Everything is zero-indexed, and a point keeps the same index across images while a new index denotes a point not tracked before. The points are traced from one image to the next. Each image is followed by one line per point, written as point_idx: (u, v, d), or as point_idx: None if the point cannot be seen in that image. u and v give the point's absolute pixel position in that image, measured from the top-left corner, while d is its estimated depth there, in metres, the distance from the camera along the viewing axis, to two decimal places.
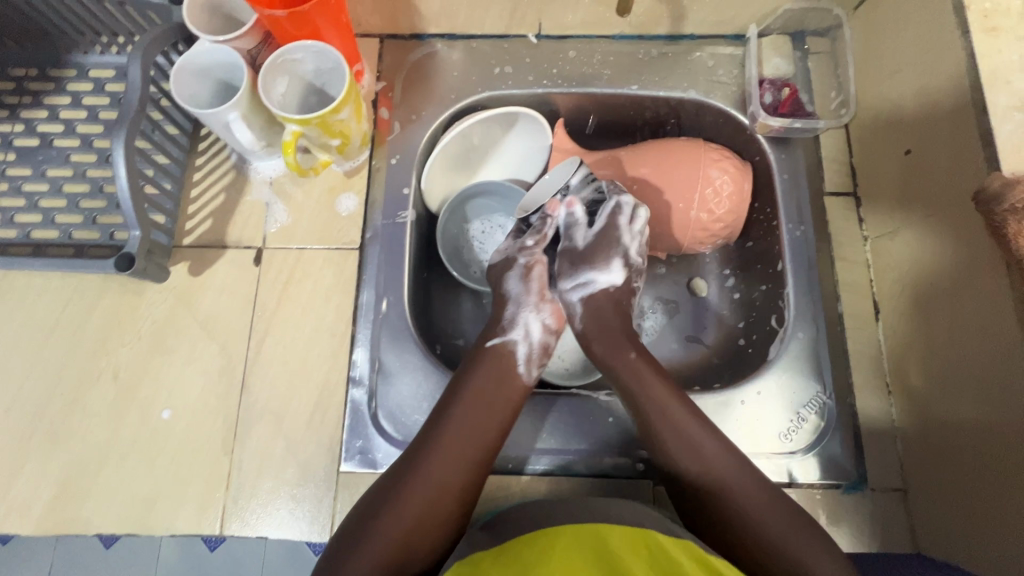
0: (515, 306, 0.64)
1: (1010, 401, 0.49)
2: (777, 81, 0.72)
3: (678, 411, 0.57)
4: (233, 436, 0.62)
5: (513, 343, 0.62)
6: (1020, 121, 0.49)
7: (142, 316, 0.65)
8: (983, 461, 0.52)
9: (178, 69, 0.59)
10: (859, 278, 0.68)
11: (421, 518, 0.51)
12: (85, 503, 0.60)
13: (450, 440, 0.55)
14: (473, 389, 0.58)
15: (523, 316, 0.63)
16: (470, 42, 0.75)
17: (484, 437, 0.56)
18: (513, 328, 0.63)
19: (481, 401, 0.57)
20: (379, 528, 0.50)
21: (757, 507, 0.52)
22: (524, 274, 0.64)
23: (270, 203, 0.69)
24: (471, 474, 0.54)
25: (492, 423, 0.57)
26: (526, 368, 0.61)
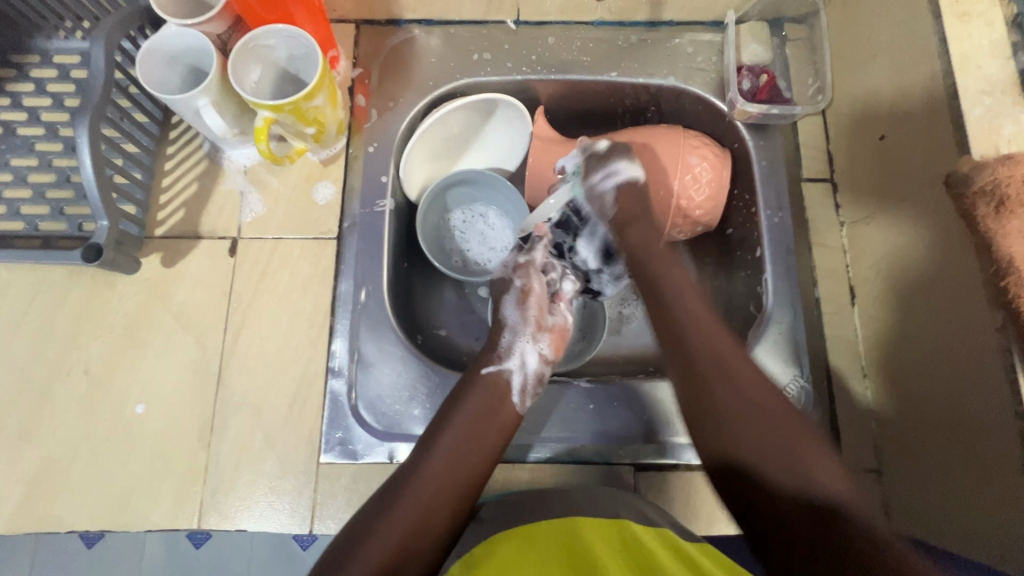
0: (512, 334, 0.64)
1: (977, 383, 0.50)
2: (756, 67, 0.72)
3: (720, 343, 0.56)
4: (210, 430, 0.61)
5: (508, 372, 0.61)
6: (989, 105, 0.50)
7: (114, 309, 0.63)
8: (952, 442, 0.53)
9: (145, 54, 0.58)
10: (835, 264, 0.68)
11: (429, 510, 0.50)
12: (58, 500, 0.59)
13: (453, 441, 0.55)
14: (472, 399, 0.58)
15: (520, 344, 0.63)
16: (448, 28, 0.74)
17: (486, 441, 0.56)
18: (509, 357, 0.62)
19: (483, 406, 0.58)
20: (393, 513, 0.49)
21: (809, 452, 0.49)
22: (521, 299, 0.66)
23: (244, 192, 0.67)
24: (476, 473, 0.54)
25: (488, 443, 0.56)
26: (520, 399, 0.61)
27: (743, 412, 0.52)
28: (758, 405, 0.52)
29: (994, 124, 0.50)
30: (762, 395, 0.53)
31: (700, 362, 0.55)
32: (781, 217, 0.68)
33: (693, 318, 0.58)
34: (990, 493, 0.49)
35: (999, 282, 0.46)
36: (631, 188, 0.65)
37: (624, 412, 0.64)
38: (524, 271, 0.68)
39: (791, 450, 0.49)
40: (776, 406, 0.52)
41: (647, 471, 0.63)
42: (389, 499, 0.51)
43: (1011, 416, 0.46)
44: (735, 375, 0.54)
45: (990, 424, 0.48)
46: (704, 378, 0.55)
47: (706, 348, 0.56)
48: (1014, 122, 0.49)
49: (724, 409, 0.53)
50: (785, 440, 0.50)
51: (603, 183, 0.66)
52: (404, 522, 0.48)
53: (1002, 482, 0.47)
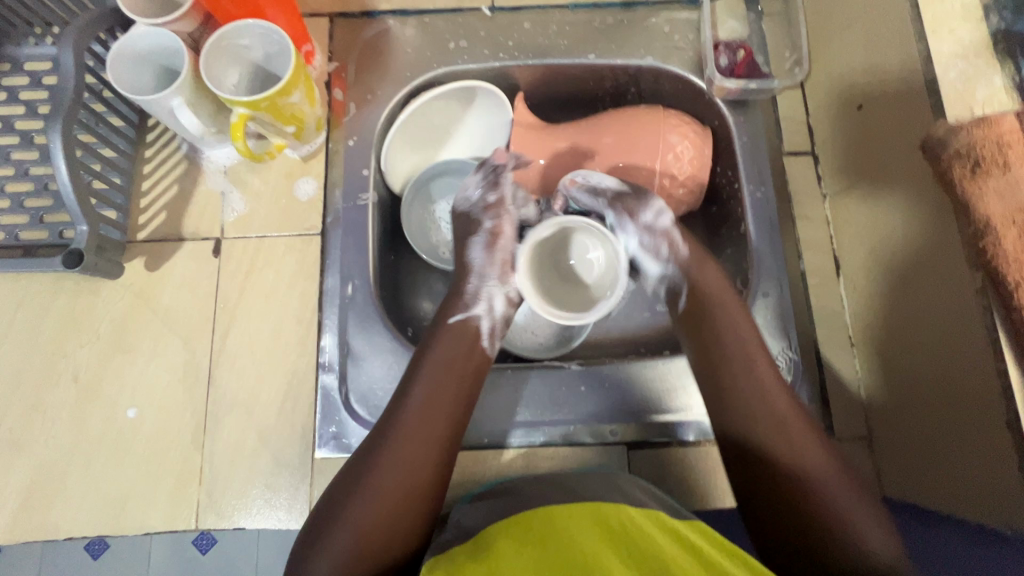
0: (478, 279, 0.62)
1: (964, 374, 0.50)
2: (732, 43, 0.71)
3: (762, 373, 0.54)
4: (203, 430, 0.61)
5: (475, 319, 0.60)
6: (963, 69, 0.51)
7: (100, 315, 0.63)
8: (945, 429, 0.53)
9: (114, 55, 0.57)
10: (820, 236, 0.69)
11: (392, 496, 0.50)
12: (53, 508, 0.59)
13: (428, 395, 0.55)
14: (423, 377, 0.56)
15: (487, 289, 0.61)
16: (422, 17, 0.73)
17: (438, 416, 0.54)
18: (476, 303, 0.61)
19: (439, 376, 0.56)
20: (354, 507, 0.49)
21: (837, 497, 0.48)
22: (489, 242, 0.63)
23: (225, 192, 0.67)
24: (437, 445, 0.53)
25: (443, 416, 0.54)
26: (489, 342, 0.60)
27: (773, 431, 0.51)
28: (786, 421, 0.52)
29: (967, 88, 0.50)
30: (816, 456, 0.50)
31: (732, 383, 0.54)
32: (763, 192, 0.68)
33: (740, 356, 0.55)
34: (978, 452, 0.49)
35: (978, 243, 0.47)
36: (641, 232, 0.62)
37: (616, 392, 0.64)
38: (496, 210, 0.64)
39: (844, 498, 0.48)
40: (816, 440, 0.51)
41: (642, 450, 0.64)
42: (368, 460, 0.52)
43: (992, 374, 0.47)
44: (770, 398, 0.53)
45: (980, 410, 0.48)
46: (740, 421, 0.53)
47: (762, 407, 0.53)
48: (987, 85, 0.50)
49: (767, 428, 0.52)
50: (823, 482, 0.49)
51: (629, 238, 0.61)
52: (366, 517, 0.48)
53: (983, 442, 0.48)
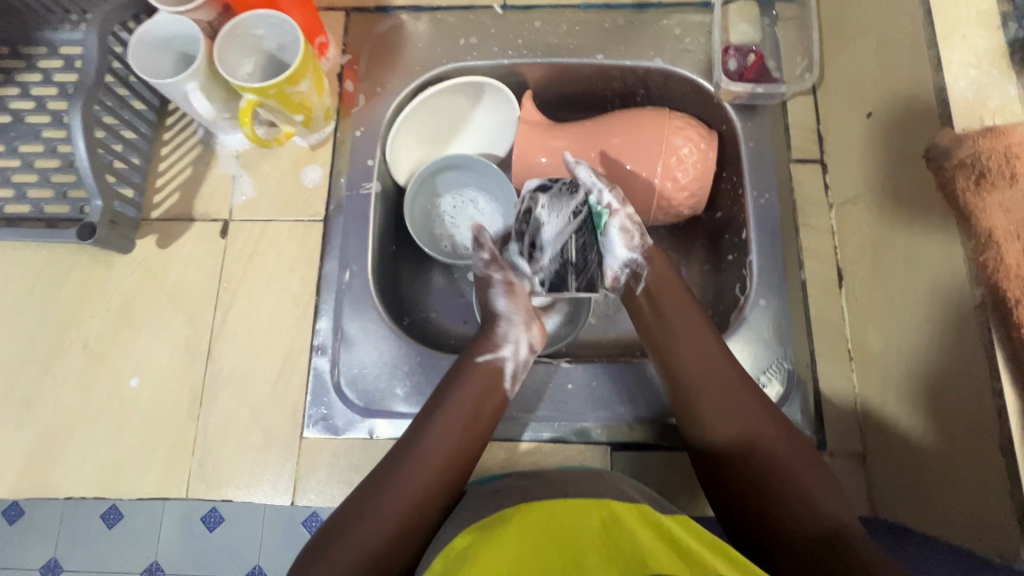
0: (506, 323, 0.63)
1: (952, 384, 0.49)
2: (743, 47, 0.70)
3: (724, 370, 0.57)
4: (199, 403, 0.63)
5: (502, 360, 0.61)
6: (975, 77, 0.49)
7: (111, 288, 0.66)
8: (939, 449, 0.51)
9: (137, 40, 0.60)
10: (823, 245, 0.67)
11: (414, 511, 0.51)
12: (57, 467, 0.62)
13: (451, 432, 0.56)
14: (461, 395, 0.58)
15: (514, 332, 0.63)
16: (435, 13, 0.75)
17: (469, 440, 0.56)
18: (503, 345, 0.62)
19: (476, 397, 0.58)
20: (369, 515, 0.50)
21: (785, 468, 0.52)
22: (509, 291, 0.65)
23: (235, 176, 0.70)
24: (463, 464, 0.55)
25: (472, 438, 0.56)
26: (510, 384, 0.61)
27: (717, 402, 0.56)
28: (736, 393, 0.56)
29: (979, 96, 0.49)
30: (768, 431, 0.54)
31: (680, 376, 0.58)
32: (767, 199, 0.67)
33: (689, 339, 0.59)
34: (968, 475, 0.47)
35: (979, 257, 0.46)
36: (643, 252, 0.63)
37: (603, 392, 0.64)
38: (500, 264, 0.67)
39: (787, 464, 0.52)
40: (776, 432, 0.54)
41: (626, 452, 0.63)
42: (380, 489, 0.52)
43: (987, 394, 0.45)
44: (729, 393, 0.56)
45: (966, 422, 0.47)
46: (700, 418, 0.56)
47: (716, 385, 0.57)
48: (1000, 95, 0.48)
49: (725, 421, 0.55)
50: (778, 466, 0.52)
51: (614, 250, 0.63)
52: (385, 527, 0.50)
53: (973, 467, 0.47)
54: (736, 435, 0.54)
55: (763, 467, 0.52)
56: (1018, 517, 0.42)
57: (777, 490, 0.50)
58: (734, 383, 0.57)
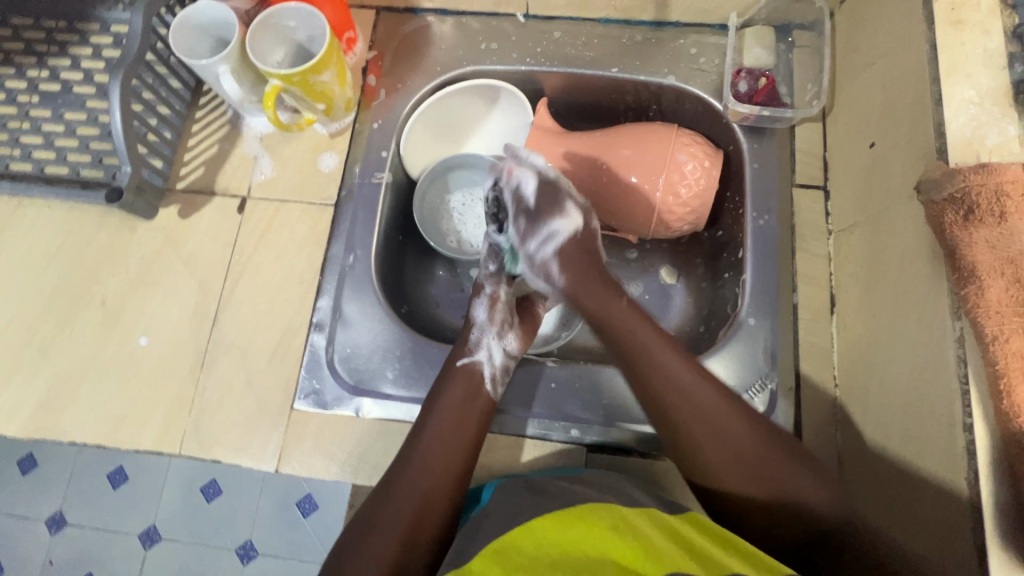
0: (480, 331, 0.65)
1: (927, 416, 0.49)
2: (755, 71, 0.71)
3: (699, 398, 0.54)
4: (201, 366, 0.66)
5: (478, 363, 0.63)
6: (974, 116, 0.50)
7: (133, 251, 0.70)
8: (910, 482, 0.50)
9: (178, 22, 0.64)
10: (819, 271, 0.67)
11: (417, 529, 0.53)
12: (66, 413, 0.66)
13: (438, 442, 0.57)
14: (439, 420, 0.58)
15: (488, 339, 0.64)
16: (461, 18, 0.78)
17: (455, 457, 0.57)
18: (478, 349, 0.64)
19: (456, 418, 0.59)
20: (375, 539, 0.52)
21: (770, 473, 0.52)
22: (490, 304, 0.66)
23: (257, 157, 0.73)
24: (453, 482, 0.56)
25: (457, 458, 0.57)
26: (491, 387, 0.62)
27: (695, 414, 0.54)
28: (706, 402, 0.54)
29: (977, 135, 0.50)
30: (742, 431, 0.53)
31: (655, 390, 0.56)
32: (766, 220, 0.68)
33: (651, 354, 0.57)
34: (934, 509, 0.47)
35: (961, 291, 0.46)
36: (572, 243, 0.63)
37: (587, 395, 0.65)
38: (497, 278, 0.67)
39: (770, 468, 0.52)
40: (761, 438, 0.53)
41: (599, 454, 0.65)
42: (393, 487, 0.55)
43: (958, 428, 0.45)
44: (706, 415, 0.54)
45: (937, 455, 0.47)
46: (689, 441, 0.54)
47: (689, 406, 0.54)
48: (999, 133, 0.49)
49: (713, 442, 0.53)
50: (771, 474, 0.52)
51: (542, 250, 0.63)
52: (393, 546, 0.51)
53: (937, 498, 0.47)
54: (717, 446, 0.53)
55: (747, 475, 0.52)
56: (976, 552, 0.42)
57: (763, 492, 0.52)
58: (702, 388, 0.55)
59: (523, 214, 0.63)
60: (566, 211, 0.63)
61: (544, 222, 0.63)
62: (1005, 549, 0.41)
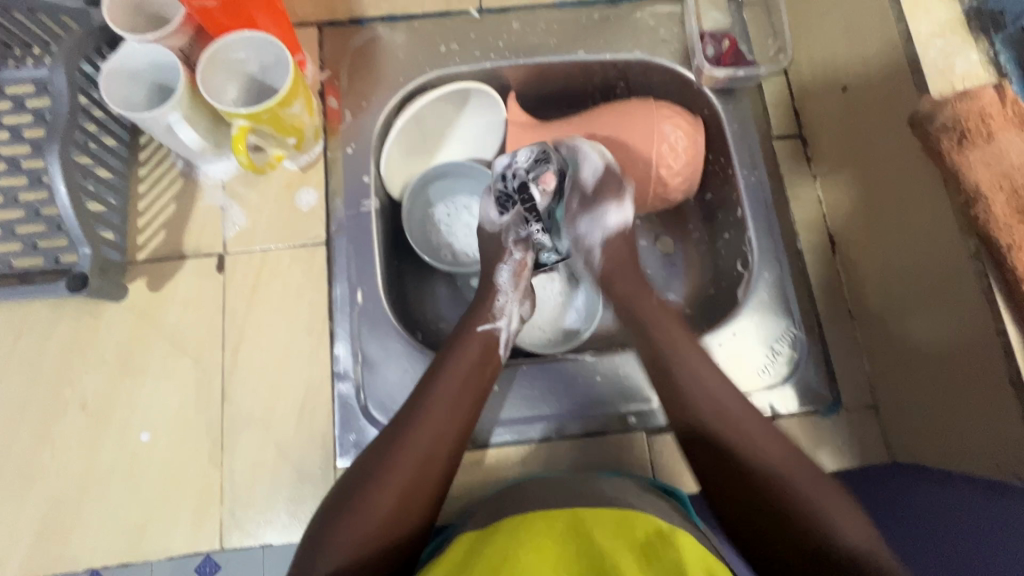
0: (504, 297, 0.65)
1: (957, 330, 0.53)
2: (717, 33, 0.73)
3: (721, 397, 0.56)
4: (220, 449, 0.60)
5: (499, 330, 0.63)
6: (941, 47, 0.54)
7: (104, 340, 0.62)
8: (952, 390, 0.55)
9: (106, 73, 0.56)
10: (812, 215, 0.71)
11: (410, 491, 0.51)
12: (70, 540, 0.57)
13: (451, 394, 0.56)
14: (446, 375, 0.57)
15: (510, 305, 0.65)
16: (412, 22, 0.74)
17: (459, 414, 0.56)
18: (501, 316, 0.64)
19: (463, 374, 0.58)
20: (365, 506, 0.49)
21: (791, 485, 0.50)
22: (517, 270, 0.67)
23: (225, 207, 0.66)
24: (455, 440, 0.55)
25: (462, 415, 0.56)
26: (506, 351, 0.63)
27: (719, 423, 0.54)
28: (728, 413, 0.55)
29: (947, 65, 0.53)
30: (771, 451, 0.52)
31: (681, 384, 0.57)
32: (756, 176, 0.70)
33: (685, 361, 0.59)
34: (984, 410, 0.51)
35: (969, 211, 0.50)
36: (618, 237, 0.69)
37: (629, 382, 0.66)
38: (525, 245, 0.68)
39: (799, 486, 0.50)
40: (792, 459, 0.52)
41: (657, 436, 0.65)
42: (393, 442, 0.53)
43: (992, 333, 0.49)
44: (716, 399, 0.56)
45: (975, 362, 0.51)
46: (710, 445, 0.54)
47: (700, 391, 0.57)
48: (965, 61, 0.53)
49: (742, 435, 0.53)
50: (799, 488, 0.49)
51: (590, 235, 0.69)
52: (379, 513, 0.49)
53: (987, 399, 0.50)
54: (742, 455, 0.52)
55: (775, 489, 0.50)
56: None
57: (788, 512, 0.49)
58: (726, 395, 0.56)
59: (578, 196, 0.68)
60: (623, 200, 0.68)
61: (599, 206, 0.68)
62: None
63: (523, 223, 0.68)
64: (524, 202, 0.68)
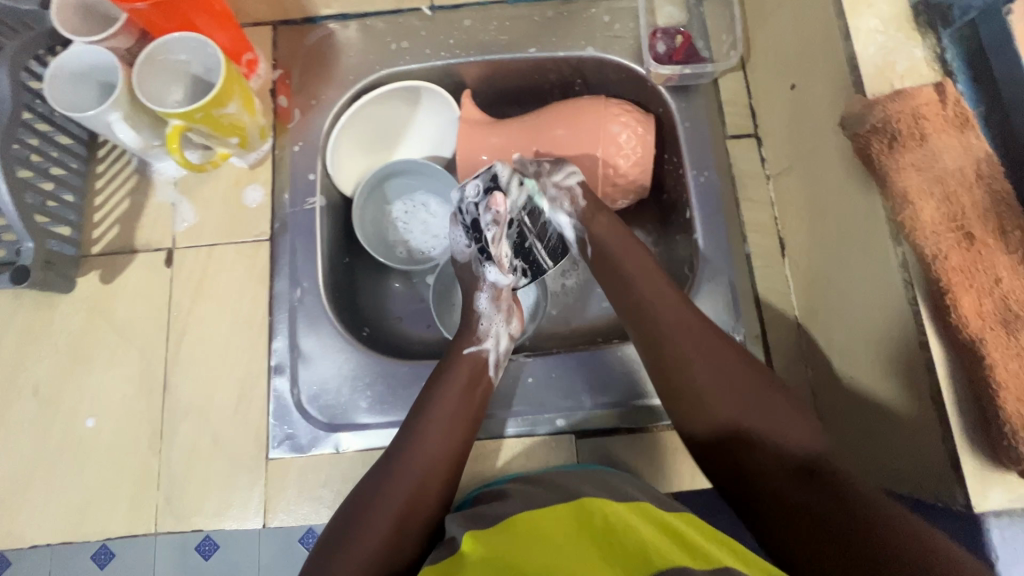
0: (490, 320, 0.65)
1: (887, 344, 0.51)
2: (670, 29, 0.71)
3: (684, 313, 0.59)
4: (161, 436, 0.62)
5: (486, 352, 0.63)
6: (882, 43, 0.51)
7: (57, 329, 0.65)
8: (881, 405, 0.52)
9: (52, 75, 0.58)
10: (765, 218, 0.69)
11: (411, 509, 0.53)
12: (19, 518, 0.60)
13: (444, 419, 0.57)
14: (442, 393, 0.59)
15: (496, 326, 0.65)
16: (364, 20, 0.74)
17: (456, 434, 0.57)
18: (487, 337, 0.64)
19: (459, 393, 0.59)
20: (369, 522, 0.52)
21: (762, 418, 0.54)
22: (495, 294, 0.66)
23: (175, 203, 0.68)
24: (452, 460, 0.56)
25: (457, 435, 0.57)
26: (495, 370, 0.63)
27: (676, 329, 0.59)
28: (689, 323, 0.59)
29: (887, 62, 0.51)
30: (732, 359, 0.57)
31: (652, 323, 0.59)
32: (706, 177, 0.68)
33: (655, 294, 0.61)
34: (908, 427, 0.49)
35: (896, 217, 0.47)
36: (506, 296, 0.67)
37: (573, 380, 0.65)
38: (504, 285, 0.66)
39: (767, 412, 0.54)
40: (750, 371, 0.56)
41: (591, 438, 0.64)
42: (387, 470, 0.55)
43: (915, 347, 0.47)
44: (715, 362, 0.57)
45: (901, 376, 0.49)
46: (679, 381, 0.57)
47: (685, 337, 0.58)
48: (907, 58, 0.50)
49: (707, 394, 0.56)
50: (770, 419, 0.54)
51: (488, 289, 0.66)
52: (382, 532, 0.51)
53: (911, 417, 0.48)
54: (704, 386, 0.56)
55: (740, 422, 0.54)
56: (952, 461, 0.44)
57: (757, 445, 0.53)
58: (686, 315, 0.59)
59: (478, 248, 0.66)
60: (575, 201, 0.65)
61: (490, 263, 0.65)
62: (978, 454, 0.43)
63: (483, 263, 0.66)
64: (479, 242, 0.65)
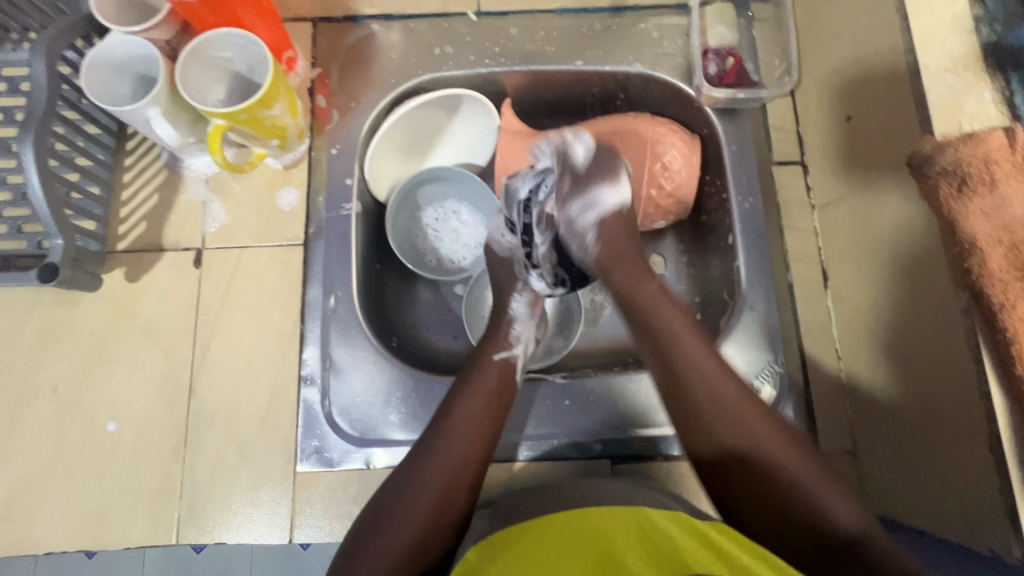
0: (522, 327, 0.62)
1: (942, 385, 0.50)
2: (721, 51, 0.70)
3: (707, 371, 0.54)
4: (183, 444, 0.60)
5: (516, 358, 0.60)
6: (953, 83, 0.49)
7: (79, 328, 0.62)
8: (931, 446, 0.52)
9: (88, 65, 0.56)
10: (808, 248, 0.68)
11: (434, 516, 0.50)
12: (33, 522, 0.58)
13: (470, 425, 0.54)
14: (467, 398, 0.56)
15: (527, 334, 0.62)
16: (408, 22, 0.72)
17: (480, 443, 0.54)
18: (518, 343, 0.61)
19: (485, 400, 0.56)
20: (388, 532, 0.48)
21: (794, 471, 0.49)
22: (533, 301, 0.64)
23: (206, 202, 0.66)
24: (477, 469, 0.53)
25: (479, 448, 0.54)
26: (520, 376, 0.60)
27: (710, 400, 0.53)
28: (718, 391, 0.53)
29: (956, 102, 0.49)
30: (766, 437, 0.51)
31: (689, 386, 0.54)
32: (751, 203, 0.67)
33: (682, 352, 0.55)
34: (960, 474, 0.49)
35: (961, 262, 0.46)
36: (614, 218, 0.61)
37: (610, 406, 0.63)
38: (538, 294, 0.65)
39: (795, 463, 0.49)
40: (781, 442, 0.51)
41: (624, 463, 0.63)
42: (409, 476, 0.52)
43: (976, 397, 0.46)
44: (743, 418, 0.52)
45: (958, 423, 0.48)
46: (705, 424, 0.52)
47: (673, 349, 0.55)
48: (976, 99, 0.48)
49: (721, 423, 0.52)
50: (794, 467, 0.49)
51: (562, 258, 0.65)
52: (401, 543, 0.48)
53: (964, 466, 0.48)
54: (741, 446, 0.51)
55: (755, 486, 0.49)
56: (1010, 514, 0.43)
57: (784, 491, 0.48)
58: (716, 372, 0.54)
59: (569, 176, 0.60)
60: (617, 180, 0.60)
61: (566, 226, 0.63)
62: None
63: (528, 269, 0.65)
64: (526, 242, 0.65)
